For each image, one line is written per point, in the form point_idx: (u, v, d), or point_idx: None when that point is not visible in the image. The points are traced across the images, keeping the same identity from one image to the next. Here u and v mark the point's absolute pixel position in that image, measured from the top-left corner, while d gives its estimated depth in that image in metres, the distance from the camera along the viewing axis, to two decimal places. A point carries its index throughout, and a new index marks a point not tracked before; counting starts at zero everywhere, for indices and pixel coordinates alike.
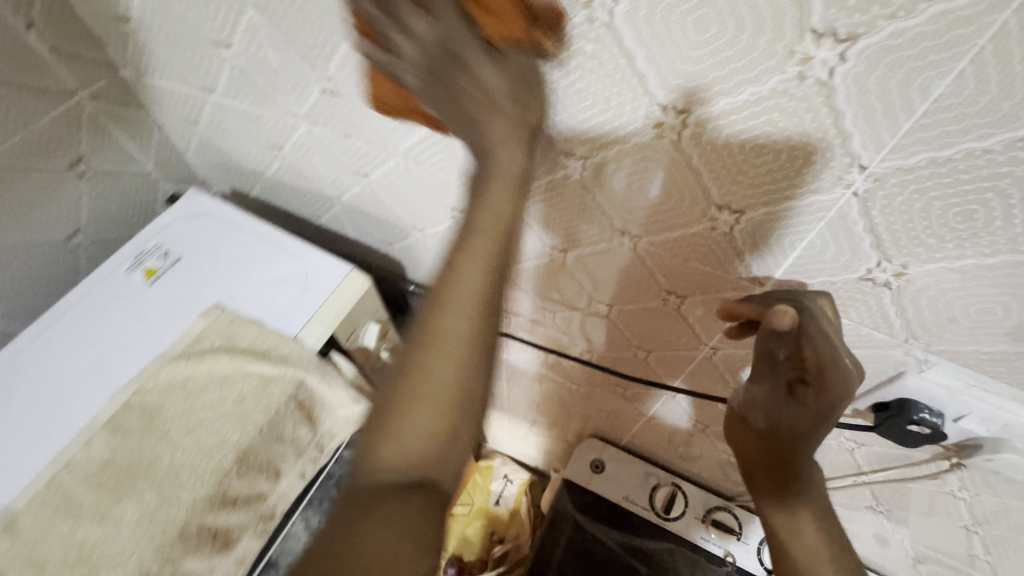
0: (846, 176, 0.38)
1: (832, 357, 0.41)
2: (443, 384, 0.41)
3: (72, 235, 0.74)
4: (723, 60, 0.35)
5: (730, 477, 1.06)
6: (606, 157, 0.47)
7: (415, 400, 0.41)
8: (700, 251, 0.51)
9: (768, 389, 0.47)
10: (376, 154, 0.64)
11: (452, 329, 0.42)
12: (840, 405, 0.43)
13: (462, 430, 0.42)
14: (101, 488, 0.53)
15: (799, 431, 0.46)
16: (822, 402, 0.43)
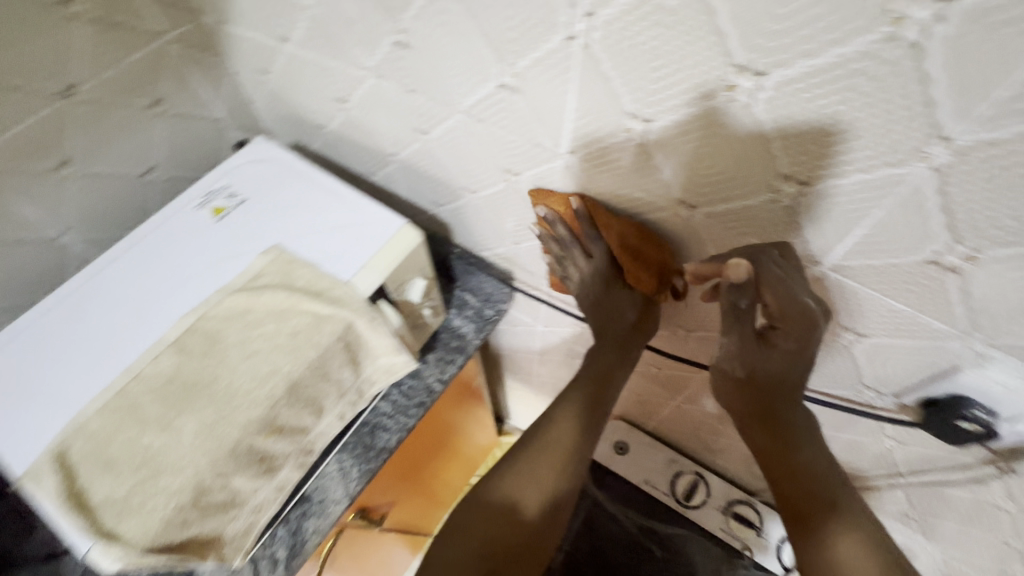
0: (925, 148, 0.37)
1: (794, 306, 0.49)
2: (562, 445, 0.71)
3: (148, 171, 0.79)
4: (810, 18, 0.35)
5: (757, 472, 1.04)
6: (673, 120, 0.47)
7: (546, 452, 0.71)
8: (758, 225, 0.51)
9: (740, 339, 0.55)
10: (438, 111, 0.65)
11: (571, 417, 0.74)
12: (807, 343, 0.53)
13: (570, 475, 0.70)
14: (166, 400, 0.57)
15: (771, 371, 0.56)
16: (791, 342, 0.53)
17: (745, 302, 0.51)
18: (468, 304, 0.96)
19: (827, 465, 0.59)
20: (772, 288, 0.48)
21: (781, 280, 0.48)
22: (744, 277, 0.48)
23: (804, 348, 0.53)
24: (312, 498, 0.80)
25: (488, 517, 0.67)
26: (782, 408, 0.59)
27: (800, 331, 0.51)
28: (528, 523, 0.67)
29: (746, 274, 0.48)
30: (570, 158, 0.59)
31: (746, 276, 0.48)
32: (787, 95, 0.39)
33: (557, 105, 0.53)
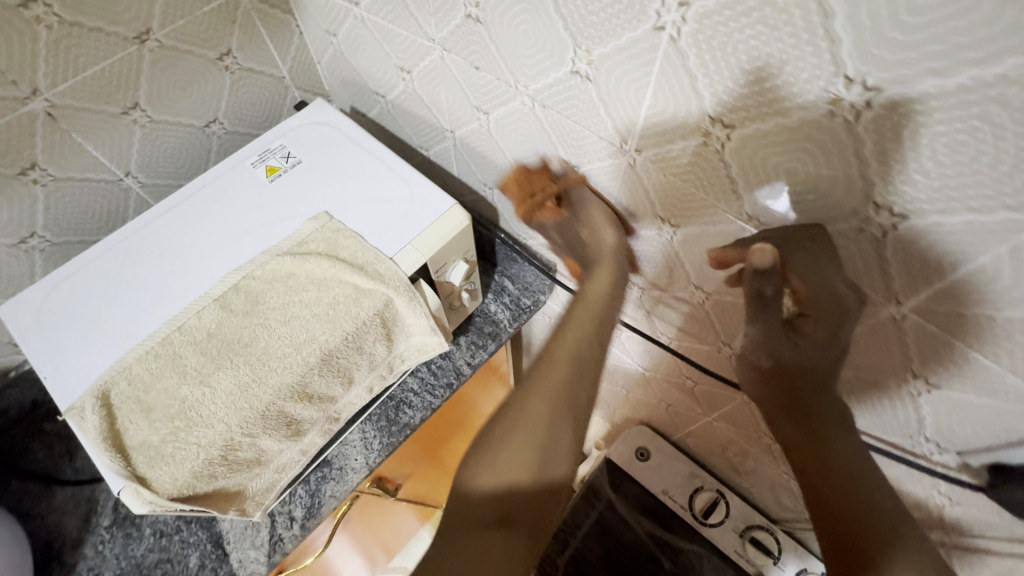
0: None
1: (817, 282, 0.48)
2: (536, 410, 0.59)
3: (209, 124, 0.79)
4: (946, 32, 0.30)
5: (782, 500, 1.02)
6: (758, 129, 0.43)
7: (516, 423, 0.58)
8: (835, 254, 0.46)
9: (765, 329, 0.53)
10: (502, 92, 0.62)
11: (549, 385, 0.61)
12: (841, 328, 0.50)
13: (551, 452, 0.57)
14: (205, 355, 0.58)
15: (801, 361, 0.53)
16: (819, 329, 0.51)
17: (770, 289, 0.51)
18: (507, 291, 0.94)
19: (859, 457, 0.54)
20: (802, 274, 0.47)
21: (811, 266, 0.47)
22: (768, 262, 0.48)
23: (836, 334, 0.51)
24: (333, 463, 0.82)
25: (482, 488, 0.55)
26: (811, 396, 0.55)
27: (829, 316, 0.50)
28: (528, 498, 0.55)
29: (771, 260, 0.48)
30: (635, 156, 0.55)
31: (770, 262, 0.48)
32: (901, 117, 0.35)
33: (631, 99, 0.50)
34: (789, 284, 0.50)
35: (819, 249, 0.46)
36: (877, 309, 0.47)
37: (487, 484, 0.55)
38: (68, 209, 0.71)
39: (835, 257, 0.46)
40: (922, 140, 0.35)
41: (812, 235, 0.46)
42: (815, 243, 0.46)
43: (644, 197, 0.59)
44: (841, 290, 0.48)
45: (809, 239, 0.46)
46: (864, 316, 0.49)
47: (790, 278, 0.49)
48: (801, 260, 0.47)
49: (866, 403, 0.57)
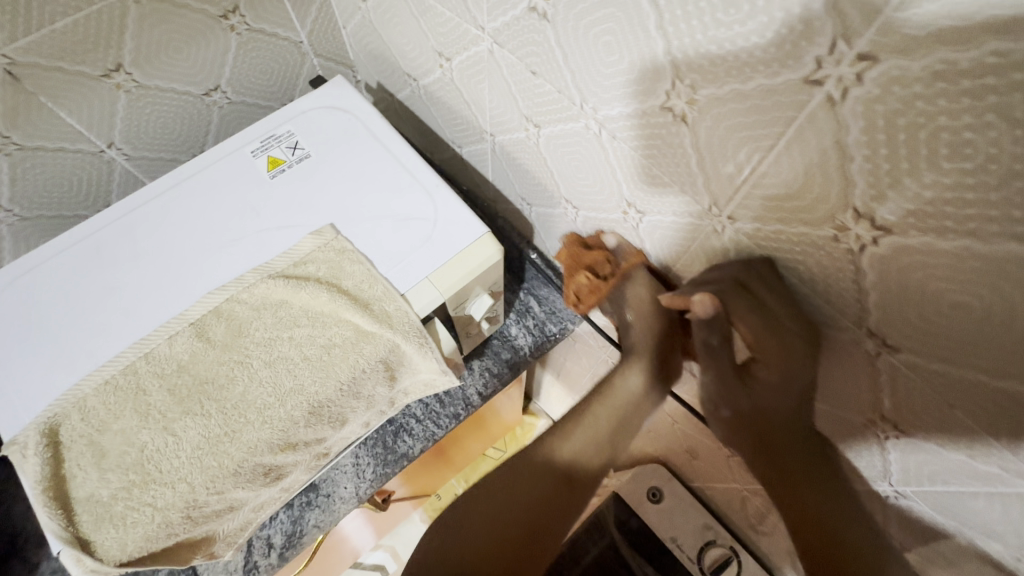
0: None
1: (771, 322, 0.42)
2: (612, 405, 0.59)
3: (210, 93, 0.68)
4: None
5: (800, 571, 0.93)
6: (926, 245, 0.30)
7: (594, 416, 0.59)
8: (986, 410, 0.35)
9: (717, 377, 0.49)
10: (562, 107, 0.50)
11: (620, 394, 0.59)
12: (790, 369, 0.44)
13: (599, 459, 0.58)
14: (172, 395, 0.48)
15: (761, 406, 0.48)
16: (772, 373, 0.45)
17: (716, 338, 0.46)
18: (531, 313, 0.82)
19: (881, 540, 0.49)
20: (746, 320, 0.42)
21: (750, 311, 0.41)
22: (711, 311, 0.43)
23: (788, 377, 0.45)
24: (320, 489, 0.74)
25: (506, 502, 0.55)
26: (785, 441, 0.49)
27: (779, 361, 0.44)
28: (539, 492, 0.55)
29: (713, 309, 0.43)
30: (725, 223, 0.43)
31: (712, 311, 0.43)
32: None
33: (739, 158, 0.37)
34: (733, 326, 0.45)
35: (763, 297, 0.41)
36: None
37: (522, 513, 0.55)
38: (40, 181, 0.61)
39: (784, 291, 0.41)
40: None
41: (757, 272, 0.41)
42: (765, 282, 0.41)
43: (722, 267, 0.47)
44: (783, 325, 0.42)
45: (757, 279, 0.41)
46: (1000, 480, 0.38)
47: (734, 324, 0.44)
48: (745, 310, 0.41)
49: (957, 546, 0.48)
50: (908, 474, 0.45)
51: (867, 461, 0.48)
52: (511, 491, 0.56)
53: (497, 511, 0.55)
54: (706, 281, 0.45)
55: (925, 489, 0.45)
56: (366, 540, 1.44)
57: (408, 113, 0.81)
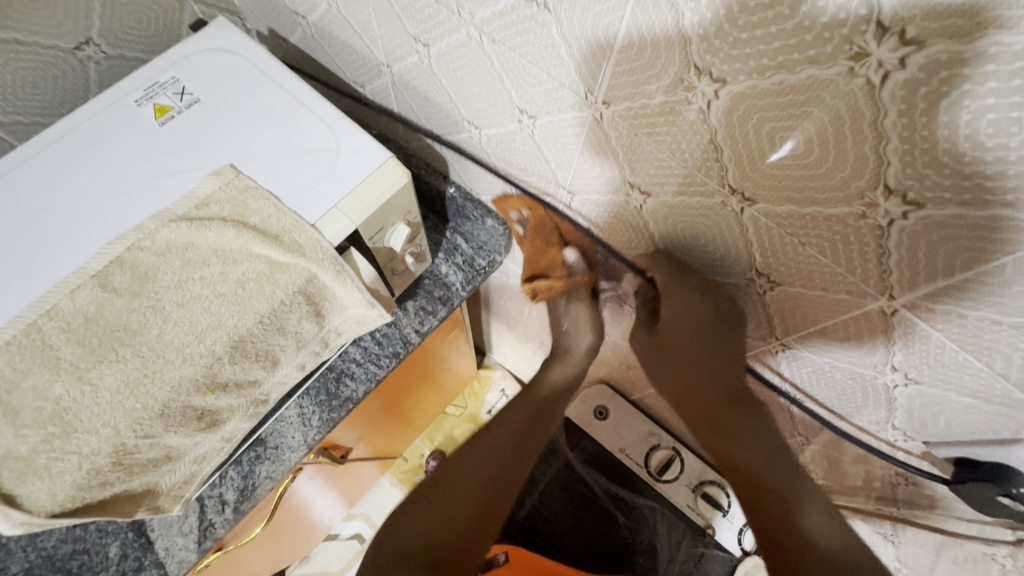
0: None
1: (811, 240, 0.41)
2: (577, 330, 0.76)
3: (81, 47, 0.64)
4: None
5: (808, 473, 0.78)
6: (750, 88, 0.34)
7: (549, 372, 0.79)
8: (827, 240, 0.40)
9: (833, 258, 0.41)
10: (444, 17, 0.50)
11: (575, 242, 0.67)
12: (843, 273, 0.41)
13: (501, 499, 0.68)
14: (83, 345, 0.48)
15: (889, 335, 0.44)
16: (794, 279, 0.46)
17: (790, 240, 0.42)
18: (459, 250, 0.84)
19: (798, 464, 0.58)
20: (760, 222, 0.43)
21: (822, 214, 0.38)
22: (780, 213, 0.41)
23: (801, 278, 0.45)
24: (268, 442, 0.75)
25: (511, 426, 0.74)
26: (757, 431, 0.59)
27: (821, 257, 0.42)
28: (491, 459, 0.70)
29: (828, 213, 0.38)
30: (602, 109, 0.46)
31: (837, 202, 0.36)
32: (947, 83, 0.27)
33: (599, 39, 0.40)
34: (755, 215, 0.43)
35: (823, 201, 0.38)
36: (866, 300, 0.42)
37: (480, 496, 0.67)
38: None
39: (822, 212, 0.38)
40: (966, 115, 0.27)
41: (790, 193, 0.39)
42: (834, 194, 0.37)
43: (633, 209, 0.54)
44: (795, 231, 0.41)
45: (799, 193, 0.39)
46: (850, 306, 0.44)
47: (769, 203, 0.41)
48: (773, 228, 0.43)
49: (838, 383, 0.53)
50: (787, 322, 0.51)
51: (758, 319, 0.54)
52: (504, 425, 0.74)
53: (470, 486, 0.68)
54: (697, 197, 0.46)
55: (801, 333, 0.51)
56: (337, 509, 1.45)
57: (304, 59, 0.79)
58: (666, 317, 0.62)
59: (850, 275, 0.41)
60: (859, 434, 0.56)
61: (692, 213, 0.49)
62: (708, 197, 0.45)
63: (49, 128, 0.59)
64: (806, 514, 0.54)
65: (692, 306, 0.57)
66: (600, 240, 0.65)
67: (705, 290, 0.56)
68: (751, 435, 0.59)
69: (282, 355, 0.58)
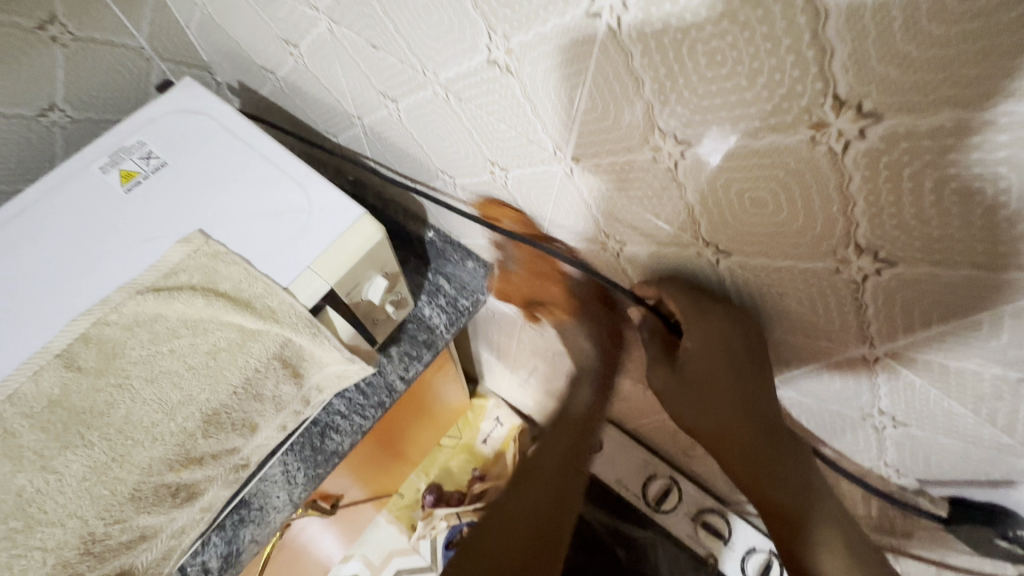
0: None
1: (787, 292, 0.41)
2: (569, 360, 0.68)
3: (45, 112, 0.63)
4: (959, 58, 0.22)
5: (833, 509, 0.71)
6: (715, 150, 0.34)
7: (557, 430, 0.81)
8: (805, 292, 0.39)
9: (814, 305, 0.40)
10: (410, 75, 0.50)
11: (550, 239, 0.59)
12: (824, 323, 0.41)
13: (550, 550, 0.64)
14: (46, 431, 0.46)
15: (878, 382, 0.43)
16: (783, 315, 0.43)
17: (768, 290, 0.42)
18: (441, 292, 0.83)
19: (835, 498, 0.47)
20: (736, 271, 0.43)
21: (795, 271, 0.38)
22: (754, 264, 0.40)
23: (781, 322, 0.44)
24: (252, 504, 0.72)
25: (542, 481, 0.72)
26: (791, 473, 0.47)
27: (799, 307, 0.41)
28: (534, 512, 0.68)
29: (803, 267, 0.37)
30: (571, 164, 0.45)
31: (811, 259, 0.36)
32: (908, 154, 0.26)
33: (562, 98, 0.39)
34: (730, 261, 0.42)
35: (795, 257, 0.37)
36: (849, 347, 0.41)
37: (549, 493, 0.71)
38: None
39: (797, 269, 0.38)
40: (929, 183, 0.27)
41: (757, 249, 0.39)
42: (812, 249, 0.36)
43: (610, 256, 0.54)
44: (773, 284, 0.41)
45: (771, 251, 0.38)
46: (833, 351, 0.43)
47: (742, 255, 0.40)
48: (751, 276, 0.42)
49: (826, 423, 0.53)
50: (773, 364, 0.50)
51: None
52: (538, 475, 0.74)
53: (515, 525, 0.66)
54: (670, 244, 0.46)
55: (786, 374, 0.50)
56: (332, 555, 1.40)
57: (275, 110, 0.79)
58: (689, 350, 0.48)
59: (832, 324, 0.40)
60: (853, 474, 0.55)
61: (680, 248, 0.45)
62: (683, 247, 0.45)
63: (13, 200, 0.57)
64: (826, 559, 0.45)
65: (720, 341, 0.45)
66: (581, 281, 0.64)
67: (730, 317, 0.46)
68: (785, 467, 0.47)
69: (260, 421, 0.56)
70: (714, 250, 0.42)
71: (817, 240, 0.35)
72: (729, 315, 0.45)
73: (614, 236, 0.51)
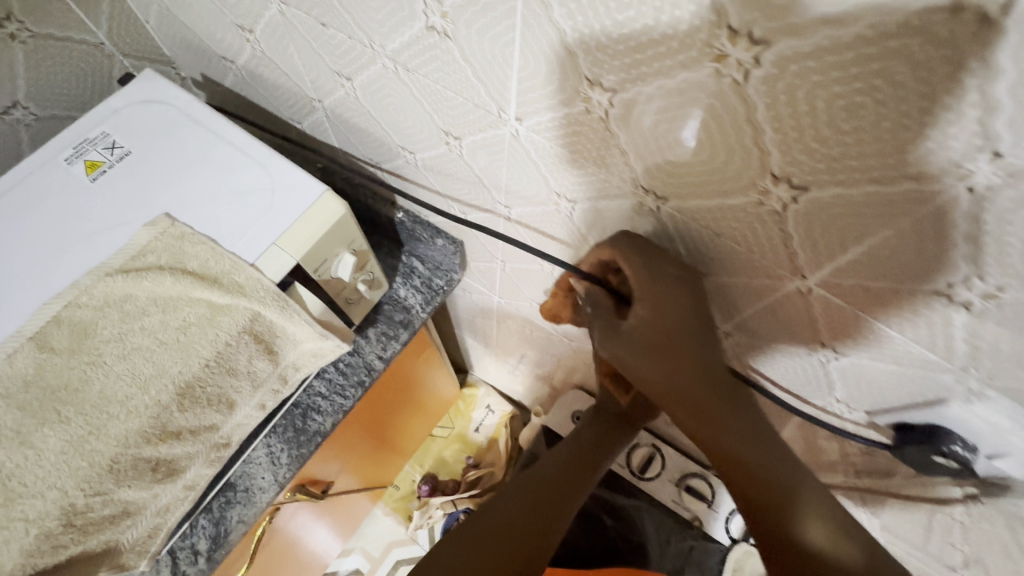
0: (950, 170, 0.28)
1: (727, 234, 0.43)
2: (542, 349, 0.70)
3: (9, 110, 0.64)
4: None
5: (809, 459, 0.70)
6: (638, 95, 0.36)
7: None
8: (738, 228, 0.41)
9: (749, 244, 0.42)
10: (360, 52, 0.52)
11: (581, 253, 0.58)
12: (760, 259, 0.43)
13: None
14: (22, 409, 0.47)
15: (819, 317, 0.45)
16: (726, 260, 0.46)
17: (706, 234, 0.44)
18: (415, 273, 0.85)
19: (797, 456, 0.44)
20: (678, 218, 0.45)
21: (727, 209, 0.40)
22: (688, 207, 0.43)
23: (725, 267, 0.47)
24: (238, 485, 0.74)
25: None
26: (751, 431, 0.45)
27: (736, 248, 0.44)
28: None
29: (731, 203, 0.39)
30: (516, 125, 0.47)
31: (738, 194, 0.38)
32: (799, 76, 0.29)
33: (498, 58, 0.41)
34: (668, 205, 0.44)
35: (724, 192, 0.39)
36: (786, 282, 0.44)
37: None
38: None
39: (728, 205, 0.40)
40: (821, 103, 0.29)
41: (688, 191, 0.41)
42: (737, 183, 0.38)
43: (565, 217, 0.55)
44: (710, 226, 0.43)
45: (702, 190, 0.40)
46: (772, 289, 0.46)
47: (679, 200, 0.43)
48: (697, 224, 0.44)
49: (779, 364, 0.55)
50: (725, 310, 0.52)
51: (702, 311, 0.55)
52: None
53: None
54: (616, 196, 0.47)
55: (740, 319, 0.52)
56: (329, 547, 1.41)
57: (241, 101, 0.80)
58: (639, 314, 0.48)
59: (768, 260, 0.43)
60: (810, 415, 0.58)
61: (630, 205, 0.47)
62: (629, 198, 0.47)
63: None
64: (810, 521, 0.41)
65: (673, 305, 0.47)
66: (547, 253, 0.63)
67: (678, 276, 0.48)
68: (744, 423, 0.45)
69: (236, 397, 0.58)
70: (652, 194, 0.44)
71: (741, 174, 0.37)
72: (678, 273, 0.48)
73: (567, 194, 0.52)
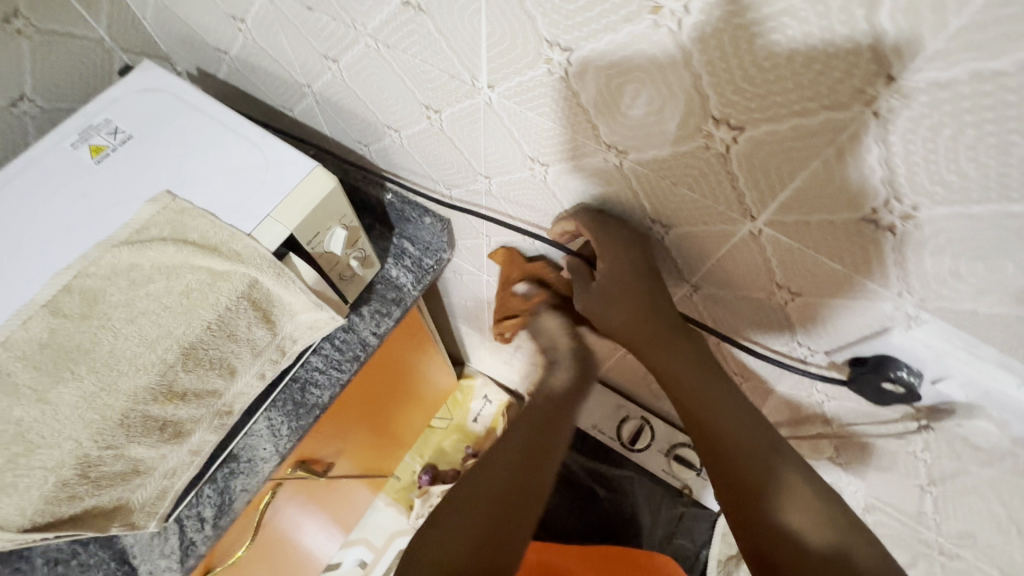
0: (857, 96, 0.32)
1: (681, 184, 0.47)
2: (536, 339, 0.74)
3: (16, 102, 0.68)
4: None
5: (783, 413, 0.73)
6: (592, 51, 0.40)
7: None
8: (691, 175, 0.45)
9: (703, 190, 0.46)
10: (344, 32, 0.56)
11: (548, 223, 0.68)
12: (714, 205, 0.47)
13: None
14: (38, 369, 0.51)
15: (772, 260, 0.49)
16: (681, 215, 0.50)
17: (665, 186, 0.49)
18: (406, 254, 0.89)
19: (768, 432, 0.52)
20: (638, 171, 0.49)
21: (679, 156, 0.44)
22: (647, 159, 0.47)
23: (683, 218, 0.51)
24: (241, 457, 0.77)
25: None
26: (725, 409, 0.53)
27: (692, 196, 0.48)
28: None
29: (683, 149, 0.43)
30: (489, 92, 0.51)
31: (687, 139, 0.42)
32: (723, 21, 0.33)
33: (468, 28, 0.45)
34: (630, 159, 0.48)
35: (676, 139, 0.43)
36: (738, 225, 0.47)
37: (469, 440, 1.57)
38: None
39: (680, 152, 0.44)
40: (745, 44, 0.33)
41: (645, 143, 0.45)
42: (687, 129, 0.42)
43: (540, 182, 0.59)
44: (667, 176, 0.47)
45: (657, 141, 0.44)
46: (728, 234, 0.49)
47: (638, 152, 0.47)
48: (652, 177, 0.48)
49: (744, 312, 0.59)
50: (690, 262, 0.56)
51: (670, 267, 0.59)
52: None
53: None
54: (584, 155, 0.51)
55: (705, 271, 0.56)
56: (332, 536, 1.44)
57: (234, 92, 0.84)
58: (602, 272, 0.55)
59: (720, 204, 0.46)
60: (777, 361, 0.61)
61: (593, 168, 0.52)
62: (595, 157, 0.51)
63: None
64: (788, 506, 0.49)
65: (626, 263, 0.54)
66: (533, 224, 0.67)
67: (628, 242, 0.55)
68: (723, 404, 0.53)
69: (236, 362, 0.62)
70: (614, 149, 0.48)
71: (689, 120, 0.41)
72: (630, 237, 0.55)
73: (540, 158, 0.56)
